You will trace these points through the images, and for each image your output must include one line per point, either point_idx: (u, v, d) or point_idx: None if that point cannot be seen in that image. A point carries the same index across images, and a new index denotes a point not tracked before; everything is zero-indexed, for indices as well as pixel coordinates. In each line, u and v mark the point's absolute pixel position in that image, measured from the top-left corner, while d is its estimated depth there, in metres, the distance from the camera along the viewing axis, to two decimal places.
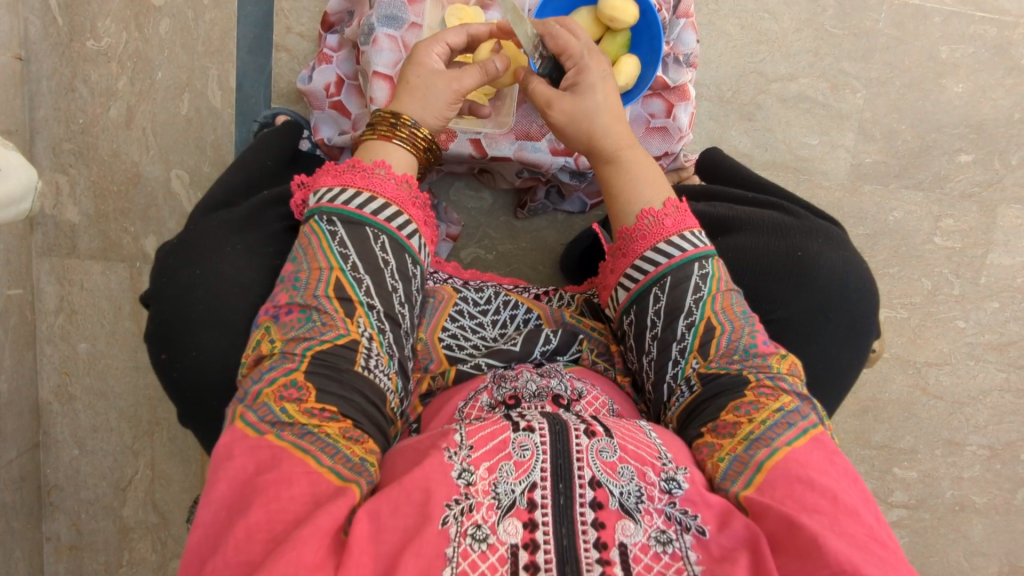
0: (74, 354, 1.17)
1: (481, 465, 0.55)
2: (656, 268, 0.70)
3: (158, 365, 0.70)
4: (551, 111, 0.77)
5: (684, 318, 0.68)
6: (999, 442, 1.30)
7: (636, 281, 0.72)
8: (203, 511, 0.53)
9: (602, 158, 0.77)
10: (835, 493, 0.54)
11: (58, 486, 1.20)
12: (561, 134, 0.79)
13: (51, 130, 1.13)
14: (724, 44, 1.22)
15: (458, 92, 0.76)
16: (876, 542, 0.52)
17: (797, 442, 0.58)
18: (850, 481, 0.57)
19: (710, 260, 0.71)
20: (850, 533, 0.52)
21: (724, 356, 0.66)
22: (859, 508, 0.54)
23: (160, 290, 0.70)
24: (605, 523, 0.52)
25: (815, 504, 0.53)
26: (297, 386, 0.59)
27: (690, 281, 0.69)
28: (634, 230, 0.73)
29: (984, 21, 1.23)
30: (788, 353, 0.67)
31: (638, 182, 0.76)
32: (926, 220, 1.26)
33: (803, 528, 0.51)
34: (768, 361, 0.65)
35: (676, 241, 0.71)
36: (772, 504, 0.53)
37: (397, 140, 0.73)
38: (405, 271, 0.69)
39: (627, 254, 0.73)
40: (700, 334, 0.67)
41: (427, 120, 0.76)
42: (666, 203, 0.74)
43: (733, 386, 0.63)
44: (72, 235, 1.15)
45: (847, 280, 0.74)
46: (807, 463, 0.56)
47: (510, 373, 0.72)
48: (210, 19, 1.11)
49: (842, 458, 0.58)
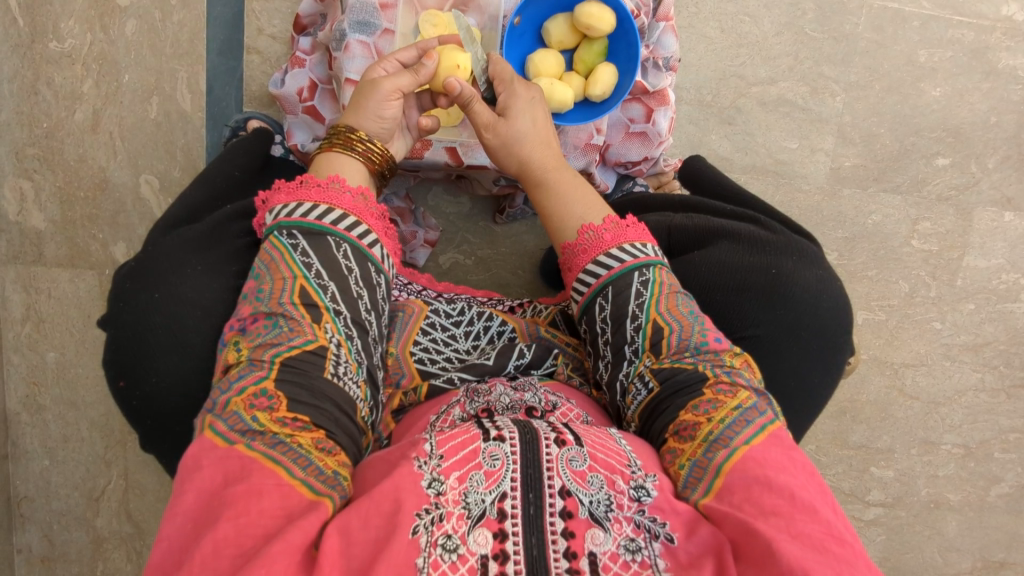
0: (42, 364, 1.14)
1: (451, 474, 0.54)
2: (598, 279, 0.71)
3: (117, 392, 0.68)
4: (488, 134, 0.78)
5: (630, 322, 0.69)
6: (973, 441, 1.32)
7: (582, 293, 0.73)
8: (167, 524, 0.51)
9: (533, 179, 0.79)
10: (792, 490, 0.53)
11: (28, 498, 1.17)
12: (494, 156, 0.80)
13: (14, 135, 1.10)
14: (705, 47, 1.21)
15: (390, 89, 0.76)
16: (833, 539, 0.51)
17: (754, 441, 0.57)
18: (808, 475, 0.56)
19: (651, 268, 0.71)
20: (807, 533, 0.51)
21: (676, 353, 0.66)
22: (816, 503, 0.53)
23: (116, 314, 0.67)
24: (575, 532, 0.51)
25: (773, 505, 0.52)
26: (267, 395, 0.57)
27: (632, 288, 0.69)
28: (576, 245, 0.74)
29: (962, 25, 1.23)
30: (740, 350, 0.67)
31: (571, 201, 0.77)
32: (904, 223, 1.26)
33: (757, 533, 0.50)
34: (721, 356, 0.65)
35: (615, 253, 0.71)
36: (730, 511, 0.53)
37: (335, 150, 0.75)
38: (369, 279, 0.69)
39: (572, 269, 0.75)
40: (649, 336, 0.68)
41: (364, 125, 0.76)
42: (606, 218, 0.75)
43: (691, 383, 0.63)
44: (37, 242, 1.12)
45: (821, 297, 0.74)
46: (764, 462, 0.56)
47: (483, 387, 0.71)
48: (178, 20, 1.08)
49: (801, 453, 0.58)
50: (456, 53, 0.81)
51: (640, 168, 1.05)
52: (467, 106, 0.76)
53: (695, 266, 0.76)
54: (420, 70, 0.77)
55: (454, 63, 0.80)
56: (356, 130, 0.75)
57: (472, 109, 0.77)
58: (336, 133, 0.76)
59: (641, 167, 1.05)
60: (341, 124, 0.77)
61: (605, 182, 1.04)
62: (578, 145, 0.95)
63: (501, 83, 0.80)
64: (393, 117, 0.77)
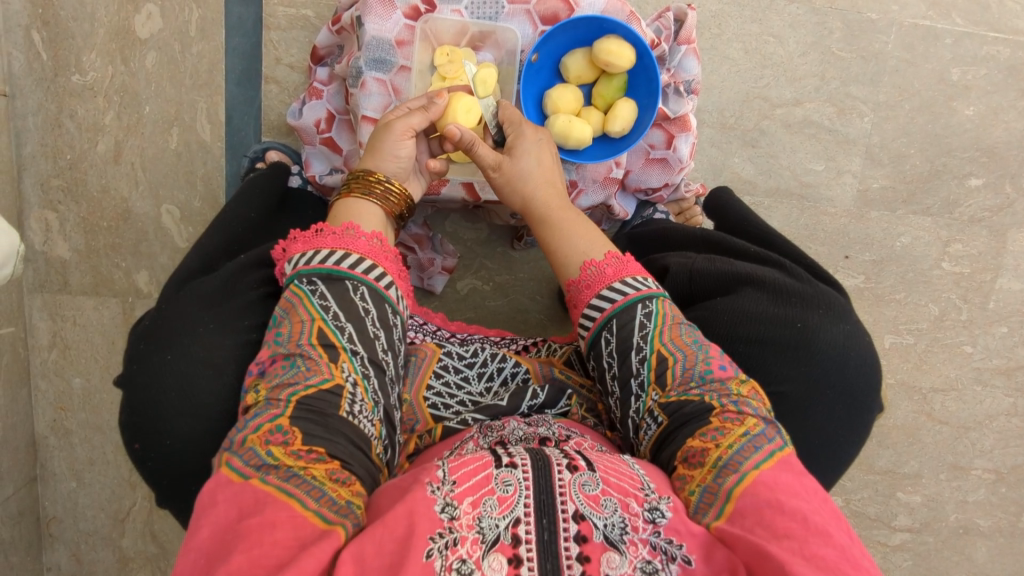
0: (68, 389, 1.16)
1: (464, 499, 0.52)
2: (602, 313, 0.69)
3: (132, 454, 0.68)
4: (495, 172, 0.79)
5: (635, 353, 0.66)
6: (1005, 466, 1.28)
7: (589, 327, 0.71)
8: (183, 559, 0.49)
9: (535, 216, 0.79)
10: (804, 514, 0.52)
11: (57, 518, 1.20)
12: (502, 194, 0.81)
13: (39, 166, 1.11)
14: (727, 69, 1.19)
15: (403, 129, 0.76)
16: (848, 563, 0.49)
17: (764, 465, 0.55)
18: (820, 500, 0.54)
19: (654, 300, 0.69)
20: (821, 555, 0.49)
21: (681, 385, 0.63)
22: (829, 527, 0.52)
23: (131, 376, 0.68)
24: (590, 556, 0.49)
25: (786, 528, 0.51)
26: (283, 431, 0.56)
27: (636, 320, 0.67)
28: (580, 282, 0.73)
29: (997, 41, 1.19)
30: (747, 378, 0.64)
31: (573, 237, 0.76)
32: (934, 246, 1.23)
33: (771, 557, 0.49)
34: (728, 385, 0.62)
35: (618, 286, 0.69)
36: (742, 534, 0.51)
37: (352, 196, 0.74)
38: (386, 319, 0.67)
39: (577, 306, 0.73)
40: (654, 367, 0.65)
41: (383, 166, 0.76)
42: (608, 253, 0.73)
43: (698, 414, 0.60)
44: (63, 270, 1.14)
45: (848, 355, 0.72)
46: (776, 485, 0.54)
47: (497, 423, 0.70)
48: (197, 51, 1.08)
49: (812, 478, 0.56)
50: (467, 98, 0.82)
51: (660, 194, 1.02)
52: (470, 150, 0.77)
53: (717, 313, 0.75)
54: (431, 108, 0.78)
55: (467, 108, 0.82)
56: (374, 172, 0.75)
57: (475, 152, 0.77)
58: (354, 177, 0.76)
59: (661, 193, 1.01)
60: (361, 171, 0.76)
61: (624, 208, 1.01)
62: (597, 179, 0.93)
63: (511, 125, 0.82)
64: (408, 156, 0.77)
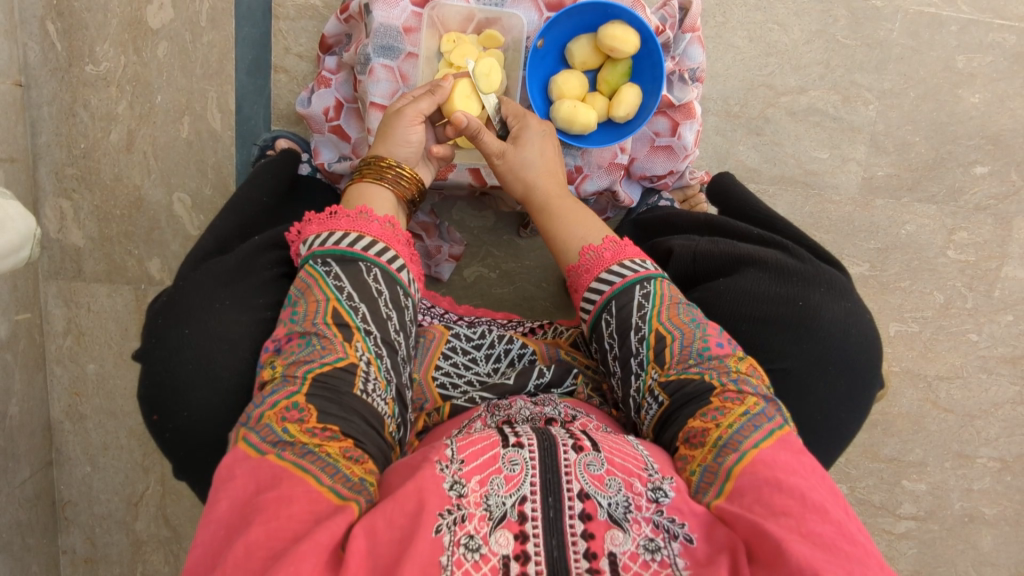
0: (83, 375, 1.19)
1: (472, 477, 0.53)
2: (601, 296, 0.71)
3: (151, 426, 0.70)
4: (498, 160, 0.81)
5: (635, 333, 0.67)
6: (1010, 454, 1.28)
7: (590, 310, 0.72)
8: (202, 530, 0.51)
9: (535, 205, 0.82)
10: (802, 491, 0.52)
11: (72, 502, 1.22)
12: (502, 181, 0.83)
13: (54, 155, 1.13)
14: (733, 56, 1.19)
15: (414, 115, 0.78)
16: (845, 540, 0.50)
17: (763, 444, 0.56)
18: (818, 477, 0.55)
19: (651, 281, 0.70)
20: (818, 533, 0.50)
21: (680, 362, 0.64)
22: (827, 504, 0.52)
23: (149, 349, 0.70)
24: (594, 534, 0.50)
25: (783, 506, 0.51)
26: (298, 408, 0.57)
27: (634, 301, 0.69)
28: (579, 267, 0.74)
29: (1004, 28, 1.19)
30: (745, 355, 0.65)
31: (569, 228, 0.78)
32: (939, 233, 1.23)
33: (768, 534, 0.49)
34: (726, 362, 0.63)
35: (616, 269, 0.71)
36: (741, 512, 0.52)
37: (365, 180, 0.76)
38: (398, 301, 0.68)
39: (576, 290, 0.75)
40: (653, 346, 0.66)
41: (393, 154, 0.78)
42: (605, 239, 0.75)
43: (698, 394, 0.61)
44: (77, 257, 1.16)
45: (849, 333, 0.73)
46: (774, 464, 0.54)
47: (504, 402, 0.71)
48: (208, 41, 1.10)
49: (810, 456, 0.57)
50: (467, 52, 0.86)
51: (666, 181, 1.02)
52: (477, 138, 0.79)
53: (720, 293, 0.76)
54: (437, 91, 0.79)
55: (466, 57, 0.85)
56: (383, 157, 0.76)
57: (480, 140, 0.79)
58: (366, 163, 0.77)
59: (666, 180, 1.02)
60: (379, 156, 0.77)
61: (629, 195, 1.01)
62: (602, 164, 0.94)
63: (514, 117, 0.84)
64: (419, 142, 0.79)
